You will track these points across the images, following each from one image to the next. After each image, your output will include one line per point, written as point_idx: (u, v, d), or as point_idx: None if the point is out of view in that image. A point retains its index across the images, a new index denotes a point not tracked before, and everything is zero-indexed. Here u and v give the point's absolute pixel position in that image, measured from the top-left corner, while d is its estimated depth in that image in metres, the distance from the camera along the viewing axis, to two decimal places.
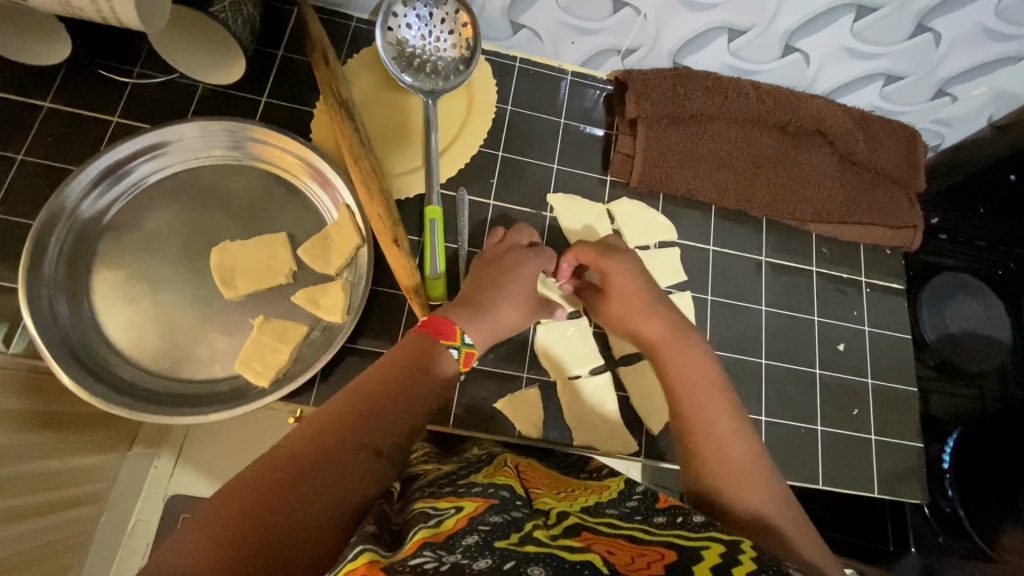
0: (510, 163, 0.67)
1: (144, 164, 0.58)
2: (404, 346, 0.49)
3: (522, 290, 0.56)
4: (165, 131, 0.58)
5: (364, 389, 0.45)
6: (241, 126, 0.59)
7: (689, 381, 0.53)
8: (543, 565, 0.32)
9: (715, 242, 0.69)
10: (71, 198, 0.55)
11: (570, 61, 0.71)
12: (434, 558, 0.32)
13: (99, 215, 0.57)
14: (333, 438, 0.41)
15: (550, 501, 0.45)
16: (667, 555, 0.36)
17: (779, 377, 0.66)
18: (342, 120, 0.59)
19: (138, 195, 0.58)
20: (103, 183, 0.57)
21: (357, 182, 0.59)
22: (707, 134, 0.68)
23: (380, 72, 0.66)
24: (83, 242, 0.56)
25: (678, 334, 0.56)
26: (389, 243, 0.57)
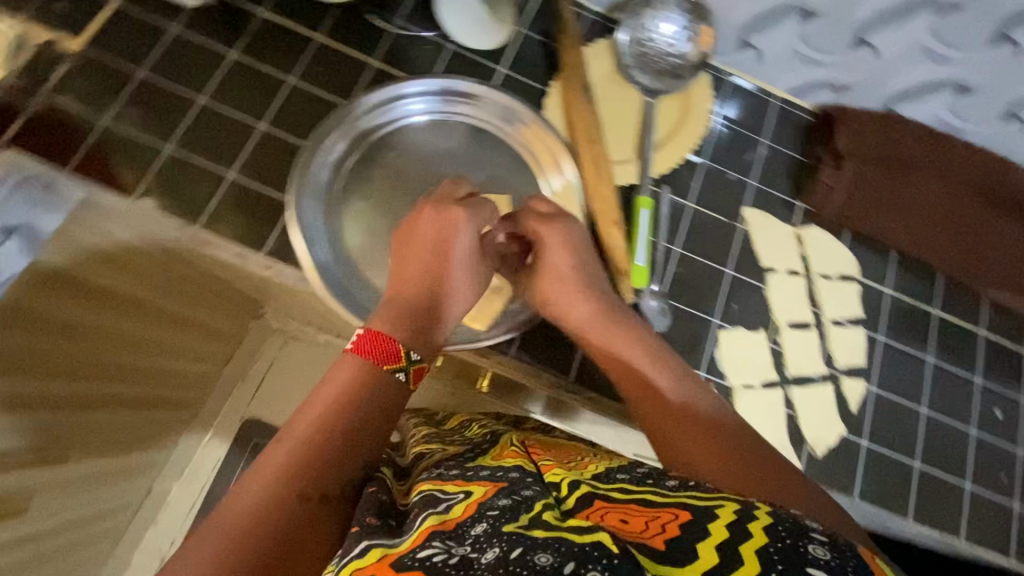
0: (712, 172, 0.70)
1: (452, 103, 0.64)
2: (334, 374, 0.46)
3: (460, 282, 0.55)
4: (465, 84, 0.63)
5: (301, 432, 0.42)
6: (521, 108, 0.63)
7: (636, 380, 0.51)
8: (551, 548, 0.32)
9: (892, 286, 0.70)
10: (368, 105, 0.61)
11: (780, 87, 0.73)
12: (444, 550, 0.35)
13: (379, 126, 0.62)
14: (279, 498, 0.39)
15: (562, 474, 0.47)
16: (682, 515, 0.36)
17: (934, 428, 0.67)
18: (582, 101, 0.64)
19: (412, 129, 0.63)
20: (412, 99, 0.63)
21: (586, 162, 0.63)
22: (910, 184, 0.69)
23: (610, 64, 0.70)
24: (358, 151, 0.62)
25: (610, 314, 0.55)
26: (609, 225, 0.60)
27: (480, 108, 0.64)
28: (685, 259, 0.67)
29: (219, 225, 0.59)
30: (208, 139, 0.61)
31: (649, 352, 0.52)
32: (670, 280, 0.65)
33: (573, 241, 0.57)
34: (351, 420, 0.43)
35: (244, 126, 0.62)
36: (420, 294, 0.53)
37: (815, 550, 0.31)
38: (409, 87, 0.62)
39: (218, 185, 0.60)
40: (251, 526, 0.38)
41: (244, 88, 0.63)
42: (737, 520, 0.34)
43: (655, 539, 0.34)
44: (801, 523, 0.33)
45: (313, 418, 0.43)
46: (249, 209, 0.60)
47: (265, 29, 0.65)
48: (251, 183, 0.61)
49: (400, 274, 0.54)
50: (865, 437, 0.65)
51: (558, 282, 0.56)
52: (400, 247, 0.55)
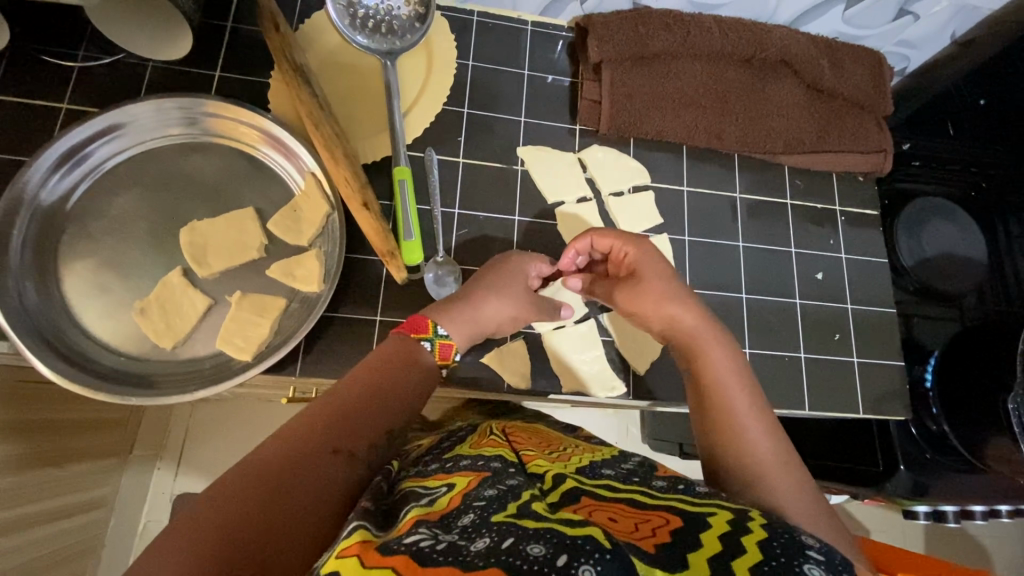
0: (477, 120, 0.66)
1: (118, 138, 0.57)
2: (386, 348, 0.47)
3: (507, 280, 0.55)
4: (119, 111, 0.56)
5: (334, 398, 0.42)
6: (190, 100, 0.57)
7: (714, 387, 0.49)
8: (544, 541, 0.31)
9: (688, 183, 0.69)
10: (30, 184, 0.54)
11: (527, 11, 0.69)
12: (430, 536, 0.33)
13: (66, 193, 0.55)
14: (314, 449, 0.38)
15: (545, 466, 0.47)
16: (672, 521, 0.35)
17: (758, 310, 0.66)
18: (297, 84, 0.58)
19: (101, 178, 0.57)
20: (75, 157, 0.56)
21: (320, 146, 0.57)
22: (675, 73, 0.67)
23: (335, 35, 0.64)
24: (39, 237, 0.54)
25: (675, 293, 0.53)
26: (358, 207, 0.56)
27: (153, 126, 0.58)
28: (467, 218, 0.63)
29: None
30: None
31: (695, 317, 0.53)
32: (453, 245, 0.62)
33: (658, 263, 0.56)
34: (383, 388, 0.44)
35: None
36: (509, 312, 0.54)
37: (812, 571, 0.31)
38: (57, 150, 0.55)
39: None
40: (279, 461, 0.37)
41: None
42: (732, 530, 0.34)
43: (646, 541, 0.33)
44: (796, 532, 0.34)
45: (352, 384, 0.44)
46: None
47: None
48: None
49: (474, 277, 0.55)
50: None
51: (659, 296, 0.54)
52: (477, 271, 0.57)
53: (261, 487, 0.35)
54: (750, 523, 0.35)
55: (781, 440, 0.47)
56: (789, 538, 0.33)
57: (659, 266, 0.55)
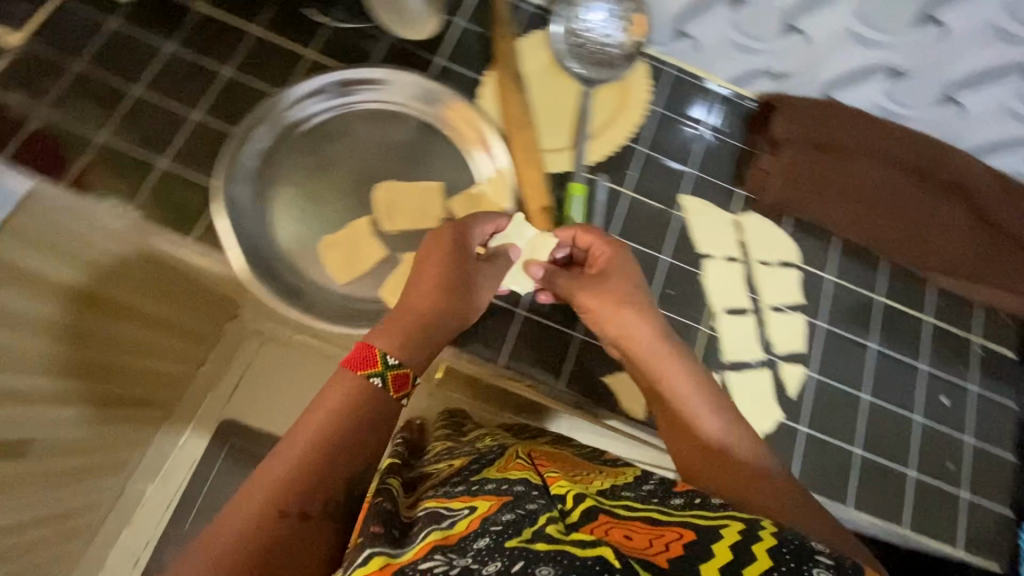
0: (651, 160, 0.70)
1: (364, 90, 0.65)
2: (327, 393, 0.48)
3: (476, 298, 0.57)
4: (382, 71, 0.64)
5: (297, 454, 0.45)
6: (438, 87, 0.64)
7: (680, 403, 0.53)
8: (554, 562, 0.33)
9: (834, 273, 0.70)
10: (288, 98, 0.62)
11: (721, 75, 0.73)
12: (444, 563, 0.36)
13: (307, 117, 0.63)
14: (275, 515, 0.43)
15: (566, 484, 0.46)
16: (685, 535, 0.38)
17: (875, 414, 0.66)
18: (511, 89, 0.64)
19: (338, 118, 0.64)
20: (328, 93, 0.64)
21: (516, 146, 0.63)
22: (848, 167, 0.70)
23: (547, 54, 0.70)
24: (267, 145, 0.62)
25: (642, 308, 0.56)
26: (537, 209, 0.61)
27: (396, 92, 0.65)
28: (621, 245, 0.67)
29: (148, 212, 0.60)
30: (142, 129, 0.62)
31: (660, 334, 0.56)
32: None
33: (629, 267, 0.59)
34: (345, 437, 0.46)
35: (178, 116, 0.63)
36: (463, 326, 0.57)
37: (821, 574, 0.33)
38: (315, 83, 0.63)
39: (151, 173, 0.61)
40: (241, 542, 0.41)
41: (176, 80, 0.64)
42: (741, 539, 0.36)
43: (660, 556, 0.36)
44: (806, 540, 0.36)
45: (307, 434, 0.46)
46: (184, 197, 0.61)
47: (203, 23, 0.66)
48: (184, 171, 0.61)
49: (415, 286, 0.55)
50: (804, 424, 0.64)
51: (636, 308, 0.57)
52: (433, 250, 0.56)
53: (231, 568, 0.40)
54: (760, 530, 0.37)
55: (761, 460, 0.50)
56: (799, 545, 0.35)
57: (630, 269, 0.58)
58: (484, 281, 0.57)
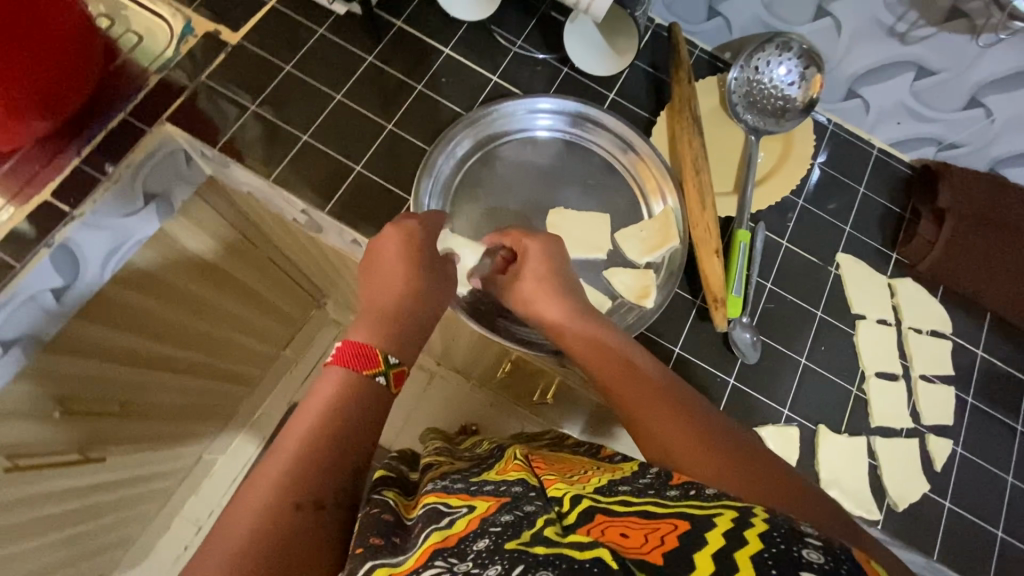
0: (808, 214, 0.71)
1: (563, 119, 0.67)
2: (318, 388, 0.47)
3: (406, 279, 0.56)
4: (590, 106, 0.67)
5: (291, 452, 0.42)
6: (631, 133, 0.67)
7: (626, 394, 0.50)
8: (551, 567, 0.31)
9: (985, 349, 0.69)
10: (496, 111, 0.66)
11: (882, 138, 0.75)
12: (446, 568, 0.35)
13: (502, 134, 0.67)
14: (278, 508, 0.39)
15: (565, 487, 0.44)
16: (680, 527, 0.35)
17: (1020, 500, 0.64)
18: (690, 131, 0.66)
19: (549, 138, 0.68)
20: (532, 113, 0.67)
21: (689, 189, 0.65)
22: (1019, 246, 0.67)
23: (717, 100, 0.72)
24: (480, 152, 0.66)
25: (589, 318, 0.56)
26: (709, 253, 0.62)
27: (589, 127, 0.67)
28: (776, 295, 0.67)
29: (339, 210, 0.64)
30: (340, 132, 0.66)
31: (570, 309, 0.56)
32: (757, 313, 0.66)
33: (551, 255, 0.59)
34: (345, 426, 0.45)
35: (375, 125, 0.67)
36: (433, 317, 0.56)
37: (810, 555, 0.31)
38: (541, 103, 0.66)
39: (345, 174, 0.65)
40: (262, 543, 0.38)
41: (376, 91, 0.68)
42: (735, 531, 0.33)
43: (654, 553, 0.33)
44: (798, 531, 0.33)
45: (301, 433, 0.43)
46: (374, 200, 0.64)
47: (402, 39, 0.70)
48: (375, 176, 0.65)
49: (386, 280, 0.55)
50: (949, 500, 0.63)
51: (547, 287, 0.57)
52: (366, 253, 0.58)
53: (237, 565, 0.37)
54: (753, 516, 0.35)
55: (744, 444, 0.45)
56: (788, 529, 0.33)
57: (546, 254, 0.59)
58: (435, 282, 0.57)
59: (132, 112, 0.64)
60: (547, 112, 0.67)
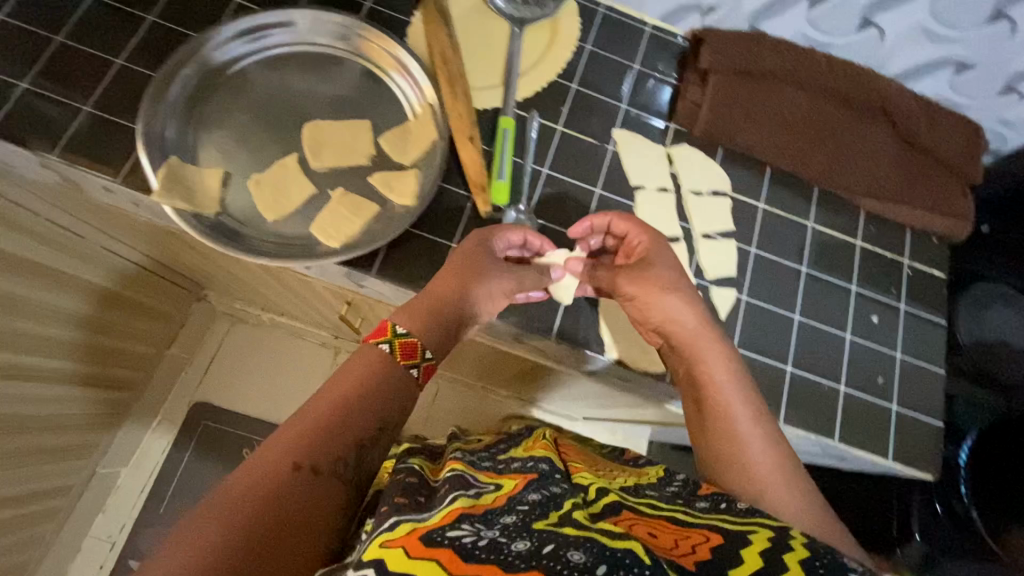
0: (583, 96, 0.71)
1: (277, 34, 0.65)
2: (350, 363, 0.50)
3: (481, 281, 0.57)
4: (293, 12, 0.64)
5: (291, 424, 0.45)
6: (352, 23, 0.65)
7: (713, 390, 0.56)
8: (582, 548, 0.38)
9: (766, 201, 0.71)
10: (211, 44, 0.62)
11: (650, 13, 0.75)
12: (474, 532, 0.40)
13: (231, 61, 0.63)
14: (283, 474, 0.42)
15: (588, 478, 0.56)
16: (712, 538, 0.43)
17: (808, 335, 0.67)
18: (439, 25, 0.65)
19: (261, 61, 0.64)
20: (243, 38, 0.64)
21: (443, 83, 0.63)
22: (777, 96, 0.71)
23: None
24: (195, 96, 0.61)
25: (673, 292, 0.59)
26: (464, 140, 0.62)
27: (306, 34, 0.65)
28: (553, 179, 0.67)
29: (70, 153, 0.59)
30: (63, 73, 0.61)
31: (699, 319, 0.59)
32: (534, 199, 0.66)
33: (667, 264, 0.60)
34: (361, 398, 0.47)
35: (102, 61, 0.62)
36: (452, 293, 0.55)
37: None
38: (218, 34, 0.62)
39: (73, 116, 0.60)
40: (250, 503, 0.40)
41: (101, 26, 0.63)
42: (770, 546, 0.41)
43: (686, 558, 0.40)
44: (837, 554, 0.41)
45: (320, 401, 0.47)
46: (109, 138, 0.60)
47: None
48: (108, 113, 0.61)
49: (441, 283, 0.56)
50: (736, 344, 0.65)
51: (664, 299, 0.59)
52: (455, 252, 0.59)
53: (234, 521, 0.39)
54: (790, 540, 0.42)
55: (780, 446, 0.53)
56: (830, 558, 0.40)
57: (664, 269, 0.60)
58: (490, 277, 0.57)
59: None
60: (259, 32, 0.64)
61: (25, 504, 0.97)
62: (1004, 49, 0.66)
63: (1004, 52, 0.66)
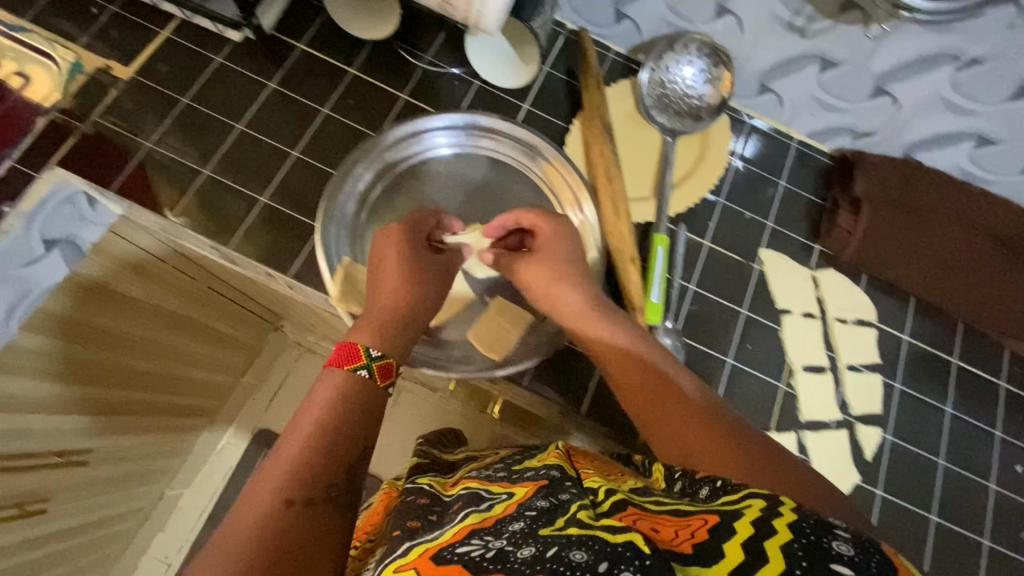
0: (729, 211, 0.71)
1: (468, 135, 0.66)
2: (317, 389, 0.45)
3: (411, 275, 0.54)
4: (493, 119, 0.65)
5: (279, 461, 0.41)
6: (540, 140, 0.65)
7: (638, 379, 0.51)
8: (586, 548, 0.33)
9: (910, 333, 0.70)
10: (399, 132, 0.63)
11: (799, 129, 0.75)
12: (482, 544, 0.36)
13: (407, 155, 0.64)
14: (266, 514, 0.38)
15: (600, 480, 0.45)
16: (709, 520, 0.35)
17: (951, 481, 0.65)
18: (603, 139, 0.65)
19: (442, 157, 0.66)
20: (437, 132, 0.65)
21: (605, 200, 0.64)
22: (933, 229, 0.68)
23: (631, 103, 0.72)
24: (386, 179, 0.64)
25: (553, 271, 0.57)
26: (626, 261, 0.61)
27: (492, 139, 0.66)
28: (700, 296, 0.67)
29: (246, 243, 0.61)
30: (243, 162, 0.64)
31: (587, 297, 0.56)
32: (681, 317, 0.66)
33: (563, 234, 0.58)
34: (341, 420, 0.43)
35: (279, 152, 0.64)
36: (399, 300, 0.53)
37: (840, 546, 0.32)
38: (436, 120, 0.64)
39: (251, 207, 0.62)
40: (241, 540, 0.36)
41: (279, 117, 0.66)
42: (762, 517, 0.34)
43: (682, 544, 0.34)
44: (828, 524, 0.33)
45: (302, 424, 0.43)
46: (281, 230, 0.62)
47: (304, 62, 0.68)
48: (281, 206, 0.63)
49: (382, 287, 0.54)
50: (879, 487, 0.63)
51: (541, 273, 0.57)
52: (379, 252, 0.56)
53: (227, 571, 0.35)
54: (779, 507, 0.35)
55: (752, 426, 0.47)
56: (818, 520, 0.34)
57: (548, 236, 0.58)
58: (434, 278, 0.56)
59: (21, 158, 0.62)
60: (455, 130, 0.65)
61: (112, 527, 0.99)
62: None
63: None
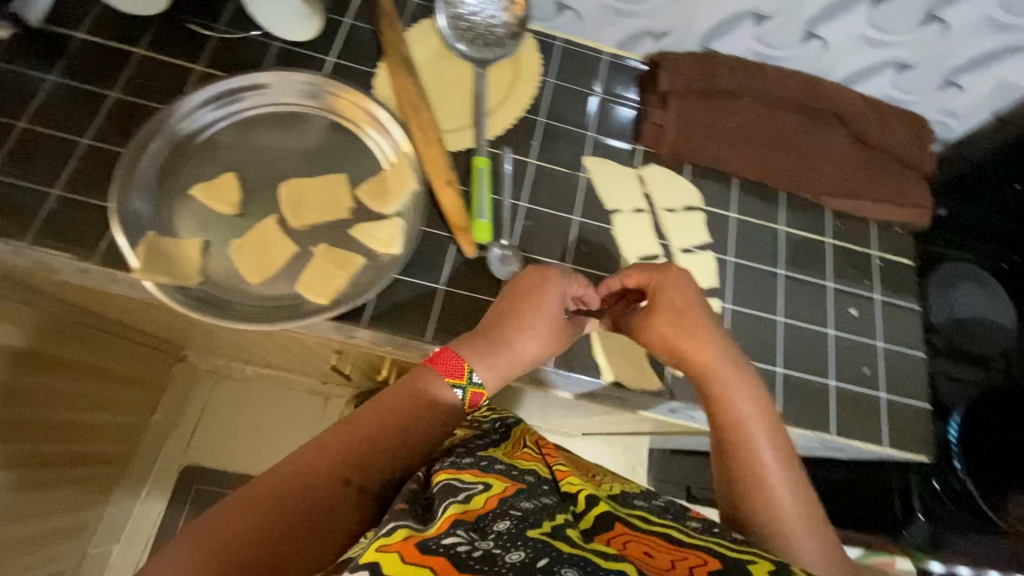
0: (550, 128, 0.73)
1: (250, 98, 0.65)
2: (400, 386, 0.53)
3: (541, 323, 0.58)
4: (266, 74, 0.65)
5: (341, 437, 0.49)
6: (323, 81, 0.66)
7: (733, 427, 0.54)
8: (575, 567, 0.35)
9: (737, 211, 0.74)
10: (177, 113, 0.62)
11: (607, 42, 0.78)
12: (468, 541, 0.36)
13: (194, 131, 0.63)
14: (326, 484, 0.46)
15: (578, 481, 0.47)
16: (711, 563, 0.39)
17: (792, 336, 0.69)
18: (405, 76, 0.66)
19: (233, 123, 0.65)
20: (215, 103, 0.64)
21: (415, 130, 0.64)
22: (733, 108, 0.74)
23: (437, 41, 0.73)
24: (177, 155, 0.62)
25: (699, 315, 0.57)
26: (442, 184, 0.62)
27: (275, 93, 0.66)
28: (532, 211, 0.69)
29: (43, 238, 0.58)
30: (29, 158, 0.61)
31: (720, 344, 0.56)
32: (517, 233, 0.67)
33: (681, 286, 0.58)
34: (410, 430, 0.51)
35: (68, 143, 0.62)
36: (482, 336, 0.57)
37: None
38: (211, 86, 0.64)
39: (44, 200, 0.59)
40: (291, 487, 0.45)
41: (64, 107, 0.63)
42: None
43: None
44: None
45: (369, 415, 0.51)
46: (81, 219, 0.59)
47: (84, 49, 0.66)
48: (79, 195, 0.60)
49: (511, 312, 0.58)
50: None
51: (688, 321, 0.56)
52: (519, 284, 0.60)
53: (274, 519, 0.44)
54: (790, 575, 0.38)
55: (788, 464, 0.53)
56: None
57: (687, 292, 0.58)
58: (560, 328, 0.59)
59: None
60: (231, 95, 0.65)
61: None
62: (940, 47, 0.70)
63: (941, 49, 0.70)
